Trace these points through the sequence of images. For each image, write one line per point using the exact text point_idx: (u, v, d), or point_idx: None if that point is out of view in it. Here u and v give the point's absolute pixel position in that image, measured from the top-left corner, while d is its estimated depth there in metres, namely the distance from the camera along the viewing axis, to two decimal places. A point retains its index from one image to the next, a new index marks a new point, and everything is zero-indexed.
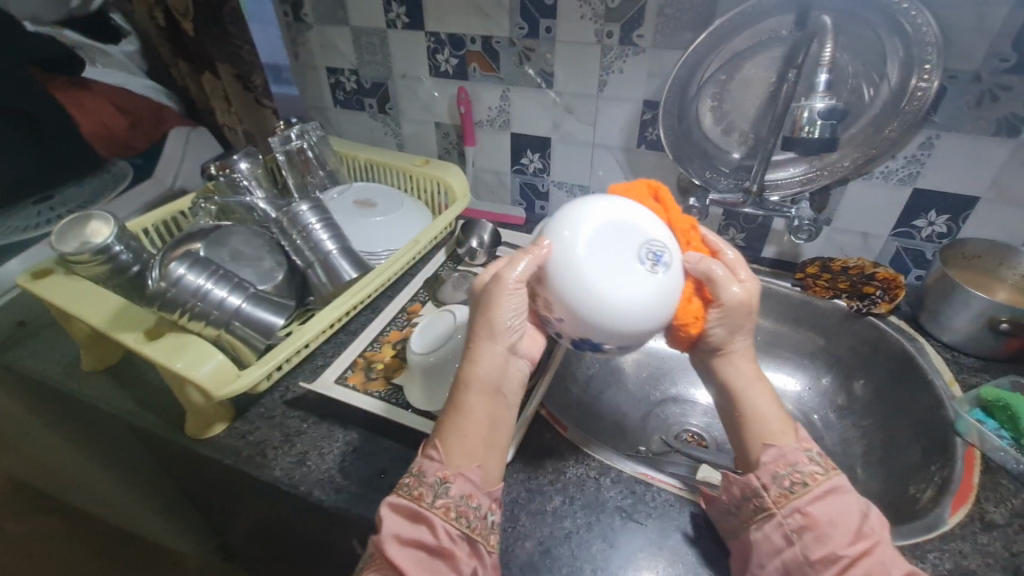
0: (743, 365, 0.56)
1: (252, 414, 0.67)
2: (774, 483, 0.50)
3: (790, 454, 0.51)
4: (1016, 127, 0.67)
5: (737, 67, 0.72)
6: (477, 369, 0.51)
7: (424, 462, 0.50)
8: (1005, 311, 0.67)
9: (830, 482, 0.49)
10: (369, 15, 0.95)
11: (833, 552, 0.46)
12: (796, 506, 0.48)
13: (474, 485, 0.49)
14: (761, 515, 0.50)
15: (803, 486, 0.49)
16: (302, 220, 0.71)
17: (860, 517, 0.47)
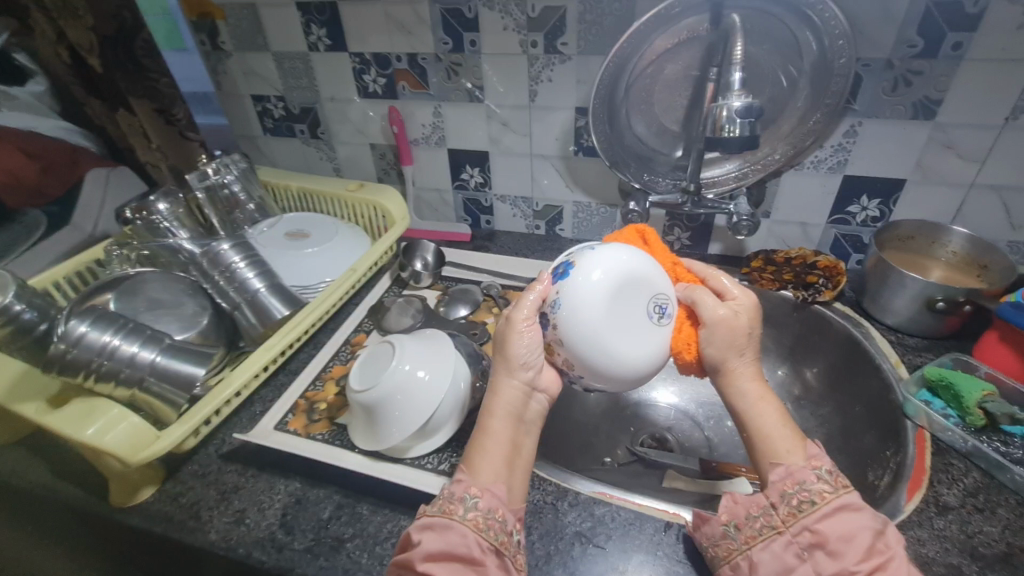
0: (748, 382, 0.53)
1: (185, 474, 0.62)
2: (783, 501, 0.47)
3: (798, 472, 0.47)
4: (931, 109, 0.69)
5: (661, 69, 0.72)
6: (502, 400, 0.52)
7: (450, 484, 0.49)
8: (940, 290, 0.68)
9: (840, 499, 0.45)
10: (289, 40, 0.92)
11: (844, 569, 0.42)
12: (805, 525, 0.45)
13: (500, 501, 0.47)
14: (768, 534, 0.46)
15: (812, 504, 0.45)
16: (224, 259, 0.67)
17: (873, 532, 0.44)
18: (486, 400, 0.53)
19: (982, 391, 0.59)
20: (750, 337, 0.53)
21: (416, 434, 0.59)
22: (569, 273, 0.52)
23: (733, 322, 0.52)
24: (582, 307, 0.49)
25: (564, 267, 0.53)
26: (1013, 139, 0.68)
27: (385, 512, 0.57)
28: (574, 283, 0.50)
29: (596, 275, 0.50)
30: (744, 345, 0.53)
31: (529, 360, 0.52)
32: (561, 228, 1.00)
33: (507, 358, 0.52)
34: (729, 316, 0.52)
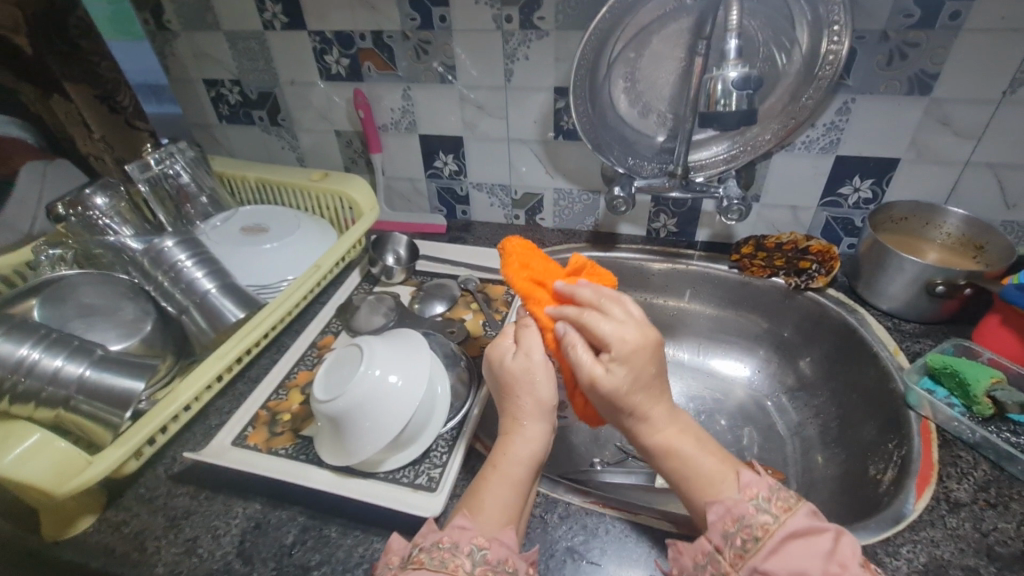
0: (662, 425, 0.48)
1: (128, 500, 0.55)
2: (727, 543, 0.42)
3: (732, 510, 0.43)
4: (927, 84, 0.66)
5: (645, 43, 0.67)
6: (512, 448, 0.49)
7: (450, 530, 0.44)
8: (939, 273, 0.65)
9: (785, 528, 0.41)
10: (241, 17, 0.84)
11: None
12: (753, 564, 0.40)
13: (511, 550, 0.43)
14: (756, 548, 0.41)
15: (755, 542, 0.41)
16: (168, 257, 0.62)
17: (825, 557, 0.39)
18: (498, 443, 0.50)
19: (991, 378, 0.56)
20: (642, 385, 0.46)
21: (388, 446, 0.54)
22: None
23: (614, 377, 0.46)
24: None
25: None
26: (1010, 113, 0.65)
27: (356, 534, 0.52)
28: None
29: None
30: (648, 392, 0.47)
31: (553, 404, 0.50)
32: (541, 218, 0.94)
33: (529, 404, 0.50)
34: (604, 375, 0.46)
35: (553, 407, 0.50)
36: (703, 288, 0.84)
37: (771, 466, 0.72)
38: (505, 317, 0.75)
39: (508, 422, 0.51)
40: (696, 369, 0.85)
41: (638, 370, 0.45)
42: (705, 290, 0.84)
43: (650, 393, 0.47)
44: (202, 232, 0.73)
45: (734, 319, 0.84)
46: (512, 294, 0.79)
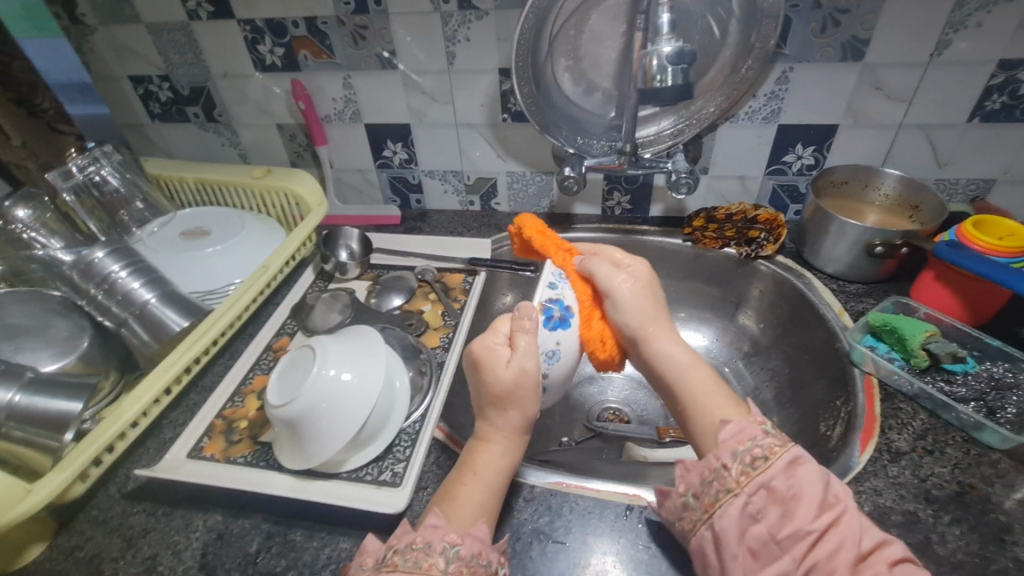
0: (677, 356, 0.51)
1: (81, 523, 0.53)
2: (736, 460, 0.43)
3: (746, 429, 0.44)
4: (860, 50, 0.67)
5: (584, 20, 0.66)
6: (491, 454, 0.49)
7: (422, 530, 0.43)
8: (877, 235, 0.67)
9: (790, 453, 0.42)
10: (163, 7, 0.79)
11: (799, 528, 0.39)
12: (761, 483, 0.41)
13: (486, 543, 0.43)
14: (725, 499, 0.42)
15: (764, 460, 0.42)
16: (100, 269, 0.59)
17: (823, 485, 0.41)
18: (474, 450, 0.50)
19: (925, 332, 0.59)
20: (648, 313, 0.52)
21: (349, 446, 0.53)
22: (568, 321, 0.51)
23: (629, 295, 0.52)
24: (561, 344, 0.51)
25: (558, 308, 0.52)
26: (937, 76, 0.68)
27: (322, 535, 0.51)
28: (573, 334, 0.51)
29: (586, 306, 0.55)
30: (657, 324, 0.52)
31: (528, 415, 0.50)
32: (496, 202, 0.94)
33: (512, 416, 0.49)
34: (618, 282, 0.53)
35: (530, 420, 0.50)
36: (659, 262, 0.85)
37: None
38: (464, 305, 0.74)
39: (484, 430, 0.51)
40: None
41: (644, 290, 0.53)
42: (661, 264, 0.86)
43: (650, 318, 0.52)
44: (139, 239, 0.71)
45: (690, 291, 0.86)
46: (469, 281, 0.79)
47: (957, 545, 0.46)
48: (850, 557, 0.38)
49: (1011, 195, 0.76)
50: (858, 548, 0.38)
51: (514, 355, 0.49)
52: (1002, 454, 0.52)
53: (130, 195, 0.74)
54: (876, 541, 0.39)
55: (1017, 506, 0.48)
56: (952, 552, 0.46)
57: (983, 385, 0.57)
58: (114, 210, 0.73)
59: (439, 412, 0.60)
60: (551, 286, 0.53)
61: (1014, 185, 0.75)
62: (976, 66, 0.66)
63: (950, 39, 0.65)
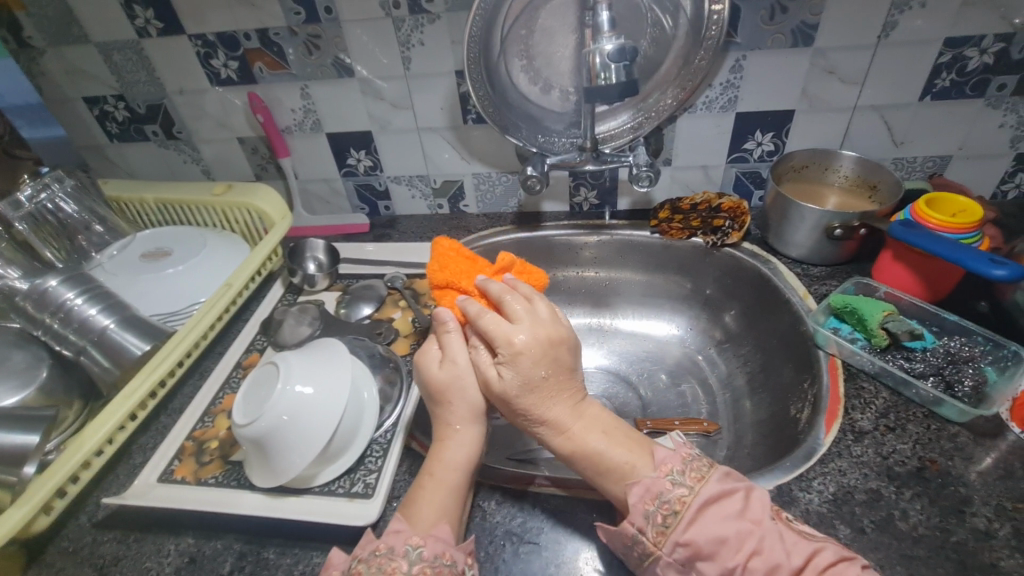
0: (569, 416, 0.49)
1: (51, 556, 0.52)
2: (648, 523, 0.44)
3: (653, 486, 0.45)
4: (810, 35, 0.68)
5: (534, 19, 0.66)
6: (449, 452, 0.50)
7: (386, 536, 0.44)
8: (836, 217, 0.68)
9: (698, 497, 0.43)
10: (111, 26, 0.78)
11: (725, 570, 0.41)
12: (676, 540, 0.42)
13: (448, 543, 0.44)
14: (649, 560, 0.44)
15: (674, 515, 0.43)
16: (54, 297, 0.59)
17: (737, 517, 0.42)
18: (433, 450, 0.50)
19: (883, 312, 0.60)
20: (546, 372, 0.48)
21: (318, 460, 0.53)
22: None
23: (525, 354, 0.48)
24: None
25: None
26: (887, 57, 0.68)
27: (296, 551, 0.51)
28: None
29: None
30: (553, 383, 0.49)
31: (476, 408, 0.51)
32: (465, 204, 0.93)
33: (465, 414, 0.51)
34: (494, 377, 0.49)
35: (482, 412, 0.51)
36: (629, 255, 0.86)
37: (707, 419, 0.75)
38: (434, 311, 0.74)
39: (441, 428, 0.51)
40: (631, 334, 0.88)
41: (537, 360, 0.48)
42: (632, 257, 0.86)
43: (541, 397, 0.49)
44: (99, 263, 0.71)
45: (661, 282, 0.87)
46: None
47: (919, 519, 0.47)
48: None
49: (967, 170, 0.78)
50: (788, 567, 0.40)
51: (444, 357, 0.52)
52: (961, 427, 0.53)
53: (88, 219, 0.73)
54: (805, 555, 0.40)
55: (977, 478, 0.49)
56: (914, 527, 0.47)
57: (941, 360, 0.58)
58: (72, 235, 0.72)
59: (411, 420, 0.60)
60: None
61: (969, 161, 0.77)
62: (924, 45, 0.67)
63: (896, 20, 0.66)
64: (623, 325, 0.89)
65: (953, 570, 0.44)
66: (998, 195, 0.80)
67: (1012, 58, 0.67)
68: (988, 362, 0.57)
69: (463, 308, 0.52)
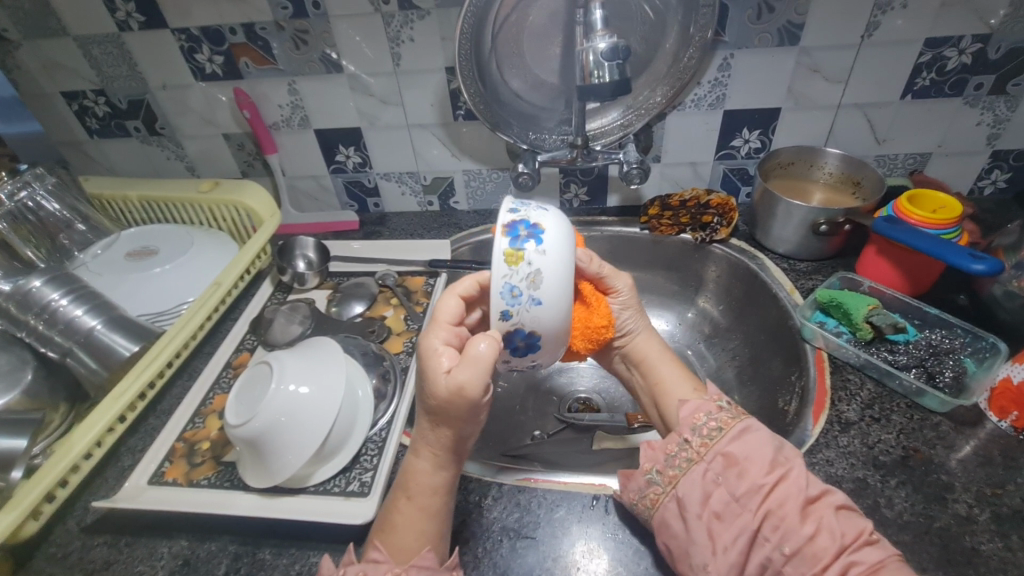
0: (654, 350, 0.59)
1: (39, 562, 0.51)
2: (694, 433, 0.48)
3: (702, 406, 0.49)
4: (796, 34, 0.69)
5: (525, 16, 0.66)
6: (429, 469, 0.48)
7: (364, 565, 0.44)
8: (822, 213, 0.69)
9: (742, 423, 0.47)
10: (90, 19, 0.76)
11: (753, 485, 0.44)
12: (718, 450, 0.46)
13: (430, 570, 0.43)
14: (686, 469, 0.46)
15: (719, 431, 0.47)
16: (38, 297, 0.58)
17: (774, 447, 0.46)
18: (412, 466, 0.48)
19: (868, 306, 0.62)
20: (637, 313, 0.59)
21: (314, 459, 0.53)
22: (535, 346, 0.46)
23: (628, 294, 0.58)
24: (544, 356, 0.48)
25: (521, 339, 0.46)
26: (870, 56, 0.70)
27: (292, 551, 0.51)
28: (549, 348, 0.47)
29: (562, 244, 0.45)
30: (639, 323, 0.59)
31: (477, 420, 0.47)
32: (455, 201, 0.93)
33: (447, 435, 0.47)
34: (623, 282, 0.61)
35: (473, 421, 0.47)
36: (619, 252, 0.86)
37: None
38: (426, 308, 0.74)
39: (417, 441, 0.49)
40: None
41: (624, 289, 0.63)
42: (621, 253, 0.87)
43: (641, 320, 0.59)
44: (82, 263, 0.69)
45: (651, 277, 0.88)
46: (431, 284, 0.79)
47: (904, 506, 0.49)
48: (799, 504, 0.42)
49: (946, 167, 0.80)
50: (805, 494, 0.43)
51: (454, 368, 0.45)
52: (942, 417, 0.55)
53: (70, 218, 0.71)
54: (822, 489, 0.44)
55: (957, 465, 0.51)
56: (899, 514, 0.48)
57: (924, 352, 0.59)
58: (53, 234, 0.70)
59: (405, 417, 0.60)
60: (513, 211, 0.46)
61: (948, 158, 0.79)
62: (905, 45, 0.69)
63: (878, 20, 0.67)
64: None
65: (937, 555, 0.45)
66: (976, 190, 0.82)
67: (989, 58, 0.69)
68: (968, 353, 0.59)
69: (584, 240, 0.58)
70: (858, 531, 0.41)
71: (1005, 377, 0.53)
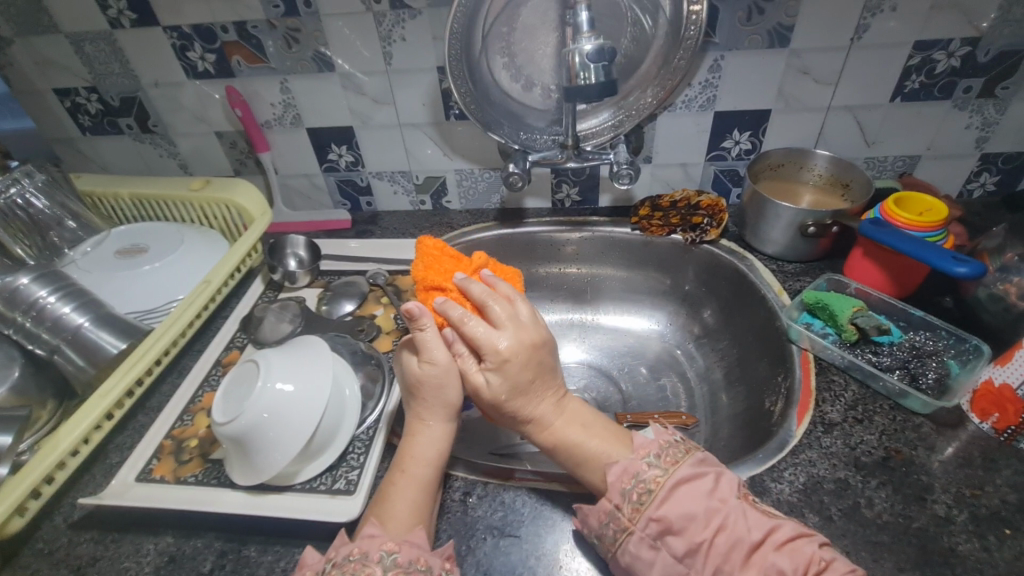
0: (550, 420, 0.52)
1: (26, 557, 0.51)
2: (625, 500, 0.46)
3: (630, 467, 0.47)
4: (786, 36, 0.69)
5: (515, 16, 0.66)
6: (422, 449, 0.51)
7: (360, 541, 0.43)
8: (810, 215, 0.70)
9: (672, 478, 0.45)
10: (82, 16, 0.75)
11: (692, 544, 0.43)
12: (649, 516, 0.44)
13: (423, 549, 0.43)
14: (622, 537, 0.45)
15: (649, 493, 0.45)
16: (26, 295, 0.58)
17: (706, 496, 0.44)
18: (404, 446, 0.52)
19: (853, 308, 0.62)
20: (526, 381, 0.50)
21: (298, 457, 0.53)
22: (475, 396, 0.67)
23: (497, 380, 0.49)
24: None
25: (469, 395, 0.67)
26: (859, 59, 0.70)
27: (277, 548, 0.51)
28: None
29: None
30: (531, 390, 0.51)
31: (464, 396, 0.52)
32: (447, 200, 0.93)
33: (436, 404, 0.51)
34: (483, 385, 0.50)
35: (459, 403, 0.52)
36: (610, 252, 0.87)
37: (685, 413, 0.77)
38: None
39: (412, 422, 0.53)
40: (612, 329, 0.89)
41: (520, 366, 0.49)
42: (612, 254, 0.87)
43: (529, 390, 0.50)
44: (72, 260, 0.69)
45: (642, 278, 0.88)
46: None
47: (883, 507, 0.49)
48: (742, 553, 0.41)
49: (935, 170, 0.80)
50: (747, 542, 0.42)
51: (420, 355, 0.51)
52: (924, 418, 0.55)
53: (61, 214, 0.71)
54: (765, 530, 0.42)
55: (938, 466, 0.52)
56: (878, 514, 0.49)
57: (907, 353, 0.60)
58: (44, 231, 0.70)
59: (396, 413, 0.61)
60: None
61: (937, 160, 0.79)
62: (894, 48, 0.69)
63: (868, 23, 0.67)
64: (605, 320, 0.90)
65: (915, 555, 0.46)
66: (965, 193, 0.83)
67: (978, 61, 0.69)
68: (951, 355, 0.59)
69: (447, 311, 0.49)
70: (807, 562, 0.40)
71: (987, 379, 0.53)
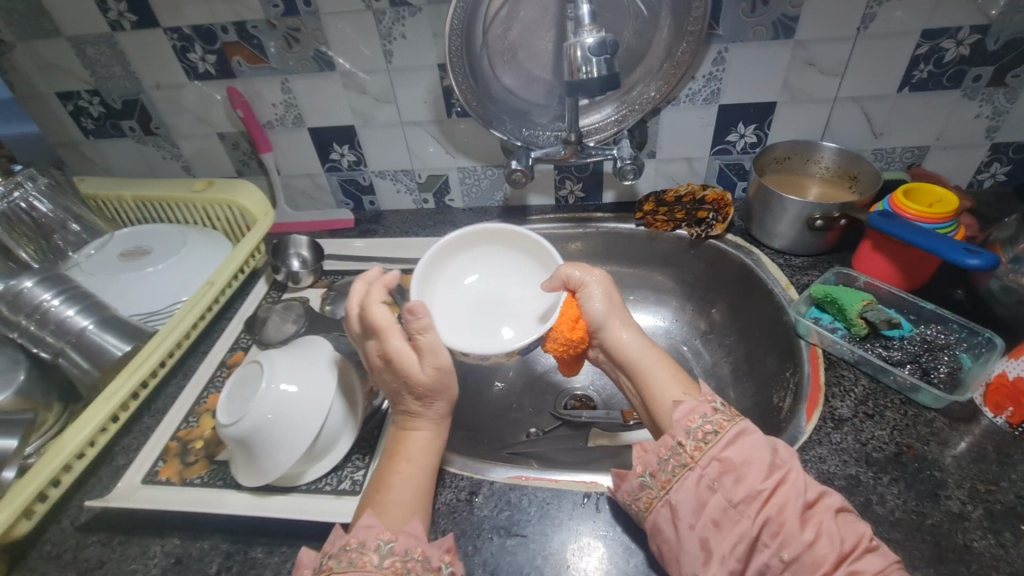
0: (632, 344, 0.56)
1: (34, 560, 0.52)
2: (689, 437, 0.47)
3: (697, 408, 0.48)
4: (791, 28, 0.68)
5: (515, 11, 0.66)
6: (414, 443, 0.51)
7: (356, 531, 0.43)
8: (817, 209, 0.69)
9: (737, 426, 0.47)
10: (83, 18, 0.75)
11: (750, 490, 0.43)
12: (713, 455, 0.45)
13: (421, 539, 0.44)
14: (681, 474, 0.46)
15: (715, 434, 0.46)
16: (29, 299, 0.58)
17: (771, 450, 0.45)
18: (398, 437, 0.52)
19: (862, 302, 0.61)
20: (616, 306, 0.58)
21: (304, 458, 0.53)
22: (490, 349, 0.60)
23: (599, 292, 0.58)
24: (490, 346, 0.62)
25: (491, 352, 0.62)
26: (866, 49, 0.69)
27: (283, 550, 0.51)
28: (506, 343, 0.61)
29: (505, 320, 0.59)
30: (622, 318, 0.58)
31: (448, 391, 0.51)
32: (450, 199, 0.93)
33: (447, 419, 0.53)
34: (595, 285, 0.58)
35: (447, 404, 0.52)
36: (614, 248, 0.86)
37: None
38: None
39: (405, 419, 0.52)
40: None
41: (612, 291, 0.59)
42: (617, 249, 0.86)
43: (616, 314, 0.58)
44: (76, 263, 0.70)
45: (647, 274, 0.87)
46: None
47: (896, 503, 0.48)
48: (798, 509, 0.42)
49: (945, 160, 0.79)
50: (803, 499, 0.42)
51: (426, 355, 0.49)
52: (936, 413, 0.55)
53: (64, 218, 0.71)
54: (819, 493, 0.43)
55: (952, 462, 0.51)
56: (891, 510, 0.48)
57: (917, 348, 0.59)
58: (48, 235, 0.70)
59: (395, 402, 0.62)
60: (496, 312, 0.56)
61: (946, 151, 0.78)
62: (901, 37, 0.68)
63: (874, 11, 0.66)
64: None
65: (928, 552, 0.45)
66: (975, 184, 0.81)
67: (988, 49, 0.68)
68: (963, 349, 0.59)
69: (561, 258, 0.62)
70: (857, 537, 0.41)
71: (1000, 372, 0.53)
